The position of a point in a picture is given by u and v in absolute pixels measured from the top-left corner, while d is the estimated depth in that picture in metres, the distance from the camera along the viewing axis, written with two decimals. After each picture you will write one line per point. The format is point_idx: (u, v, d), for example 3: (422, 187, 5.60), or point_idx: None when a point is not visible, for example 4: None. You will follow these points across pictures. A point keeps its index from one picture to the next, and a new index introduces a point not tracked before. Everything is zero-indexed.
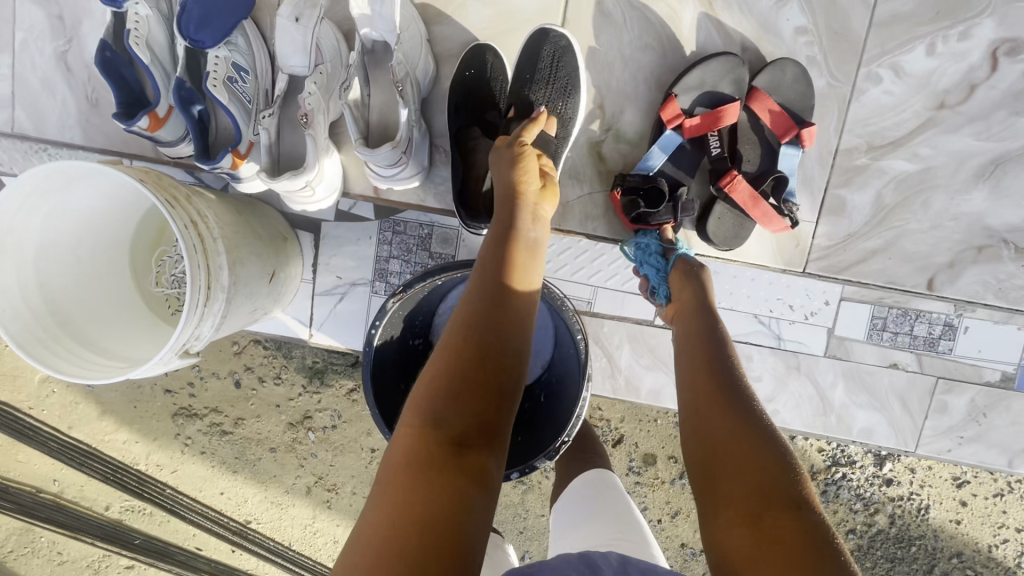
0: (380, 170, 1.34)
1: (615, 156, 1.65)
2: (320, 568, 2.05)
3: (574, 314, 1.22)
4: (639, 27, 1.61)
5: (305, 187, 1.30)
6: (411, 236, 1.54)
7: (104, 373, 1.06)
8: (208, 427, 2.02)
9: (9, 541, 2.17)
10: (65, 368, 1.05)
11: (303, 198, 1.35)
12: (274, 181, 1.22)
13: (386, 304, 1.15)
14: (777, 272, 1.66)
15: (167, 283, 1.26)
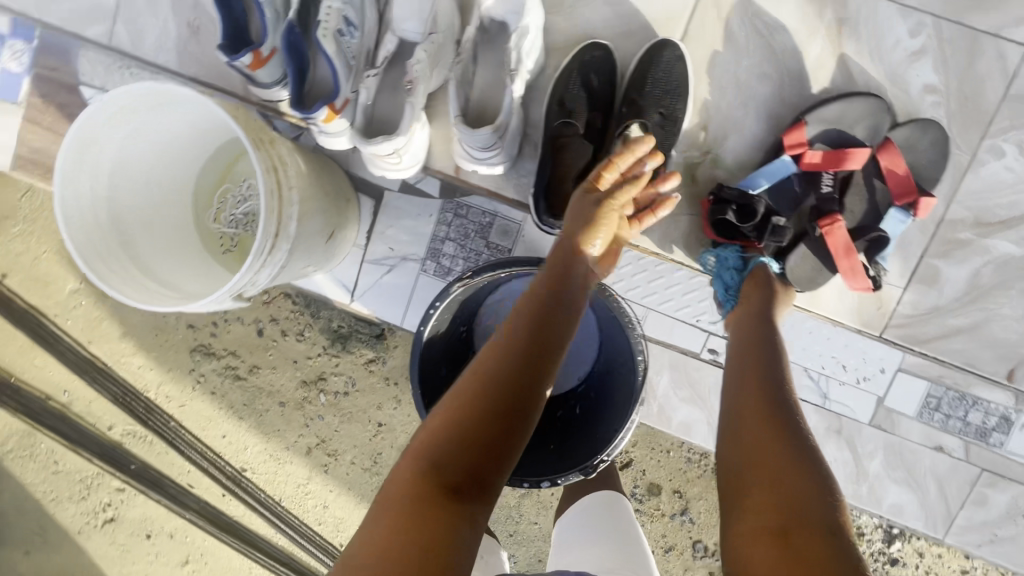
0: (473, 152, 1.33)
1: (708, 179, 1.61)
2: (305, 530, 2.04)
3: (640, 335, 1.18)
4: (762, 53, 1.58)
5: (395, 153, 1.29)
6: (473, 221, 1.52)
7: (156, 297, 1.04)
8: (223, 369, 2.03)
9: (10, 440, 2.20)
10: (116, 283, 1.03)
11: (388, 163, 1.34)
12: (370, 141, 1.22)
13: (452, 287, 1.13)
14: (837, 329, 1.62)
15: (225, 222, 1.26)
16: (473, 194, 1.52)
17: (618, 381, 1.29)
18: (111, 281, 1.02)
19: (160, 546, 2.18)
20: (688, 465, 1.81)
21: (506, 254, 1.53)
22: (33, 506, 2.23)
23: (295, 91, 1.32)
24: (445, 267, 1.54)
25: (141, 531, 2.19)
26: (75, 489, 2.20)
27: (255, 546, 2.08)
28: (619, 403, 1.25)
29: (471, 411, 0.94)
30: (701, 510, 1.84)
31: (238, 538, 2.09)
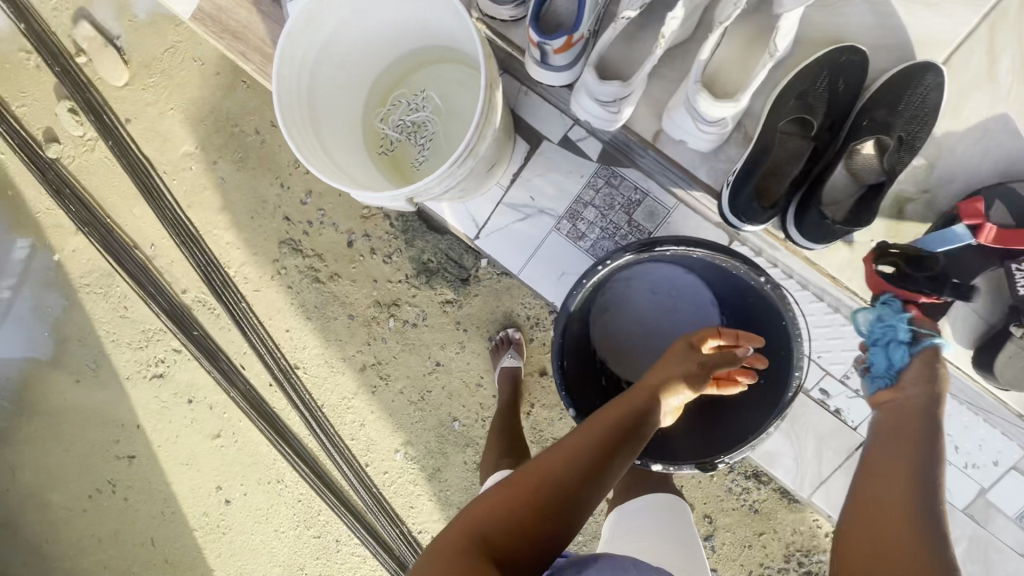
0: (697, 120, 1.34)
1: (918, 220, 1.53)
2: (338, 441, 2.10)
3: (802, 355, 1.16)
4: (1022, 105, 1.48)
5: (615, 103, 1.33)
6: (621, 194, 1.58)
7: (330, 169, 1.12)
8: (304, 268, 2.08)
9: (91, 275, 2.30)
10: (303, 146, 1.10)
11: (606, 110, 1.35)
12: (602, 82, 1.28)
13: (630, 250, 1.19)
14: (959, 406, 1.57)
15: (391, 124, 1.33)
16: (632, 167, 1.59)
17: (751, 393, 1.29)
18: (300, 140, 1.10)
19: (198, 414, 2.28)
20: (727, 493, 1.79)
21: (643, 235, 1.59)
22: (95, 342, 2.34)
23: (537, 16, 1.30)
24: (580, 231, 1.60)
25: (185, 395, 2.28)
26: (137, 338, 2.30)
27: (287, 441, 2.15)
28: (751, 417, 1.25)
29: (502, 519, 0.88)
30: (728, 541, 1.82)
31: (272, 427, 2.16)
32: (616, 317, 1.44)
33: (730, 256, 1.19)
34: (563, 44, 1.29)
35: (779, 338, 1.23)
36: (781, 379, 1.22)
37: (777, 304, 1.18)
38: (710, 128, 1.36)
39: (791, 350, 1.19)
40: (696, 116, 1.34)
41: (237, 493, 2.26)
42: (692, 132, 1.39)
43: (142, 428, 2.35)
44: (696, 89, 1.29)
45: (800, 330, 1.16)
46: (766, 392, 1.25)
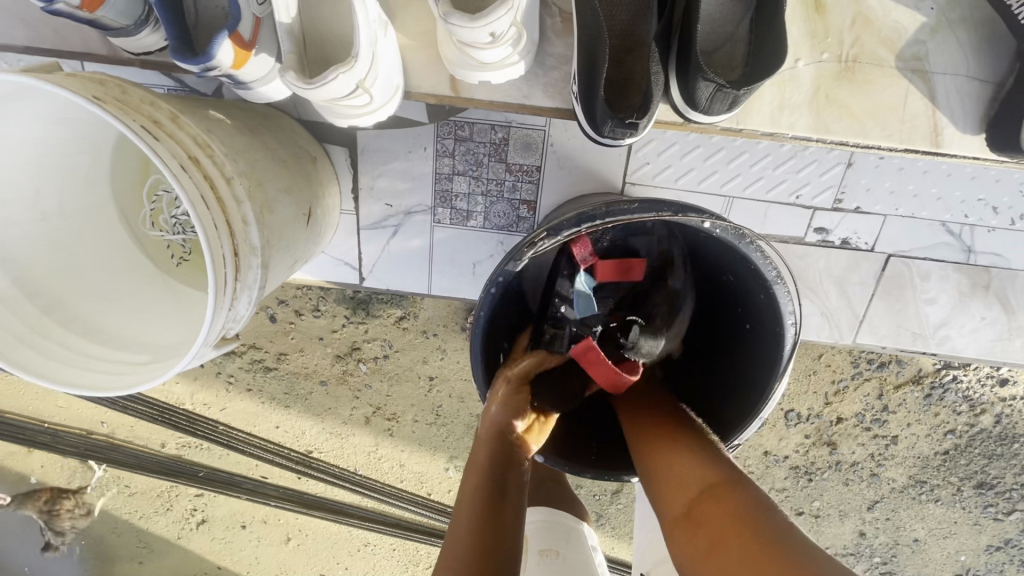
0: (482, 53, 0.73)
1: None
2: (389, 490, 1.98)
3: (790, 298, 0.70)
4: None
5: (357, 91, 0.68)
6: (481, 142, 0.95)
7: (143, 366, 0.71)
8: (249, 364, 1.85)
9: (75, 478, 2.11)
10: (73, 379, 0.68)
11: (351, 107, 0.71)
12: (312, 85, 0.62)
13: (519, 260, 0.66)
14: None
15: (167, 227, 0.87)
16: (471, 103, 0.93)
17: (737, 341, 0.86)
18: (58, 371, 0.68)
19: (259, 532, 2.14)
20: None
21: (536, 176, 0.97)
22: (125, 529, 2.16)
23: (173, 31, 0.66)
24: (463, 212, 1.00)
25: (235, 524, 2.14)
26: (157, 504, 2.13)
27: (349, 515, 2.03)
28: (740, 372, 0.84)
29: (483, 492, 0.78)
30: (794, 380, 1.69)
31: (328, 510, 2.04)
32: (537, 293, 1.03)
33: (656, 214, 0.64)
34: (233, 49, 0.65)
35: (752, 275, 0.74)
36: (766, 333, 0.76)
37: (736, 248, 0.66)
38: (516, 45, 0.74)
39: (768, 295, 0.72)
40: (476, 46, 0.71)
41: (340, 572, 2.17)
42: (506, 55, 0.75)
43: (224, 568, 2.20)
44: (442, 13, 0.66)
45: (774, 271, 0.67)
46: (756, 341, 0.81)
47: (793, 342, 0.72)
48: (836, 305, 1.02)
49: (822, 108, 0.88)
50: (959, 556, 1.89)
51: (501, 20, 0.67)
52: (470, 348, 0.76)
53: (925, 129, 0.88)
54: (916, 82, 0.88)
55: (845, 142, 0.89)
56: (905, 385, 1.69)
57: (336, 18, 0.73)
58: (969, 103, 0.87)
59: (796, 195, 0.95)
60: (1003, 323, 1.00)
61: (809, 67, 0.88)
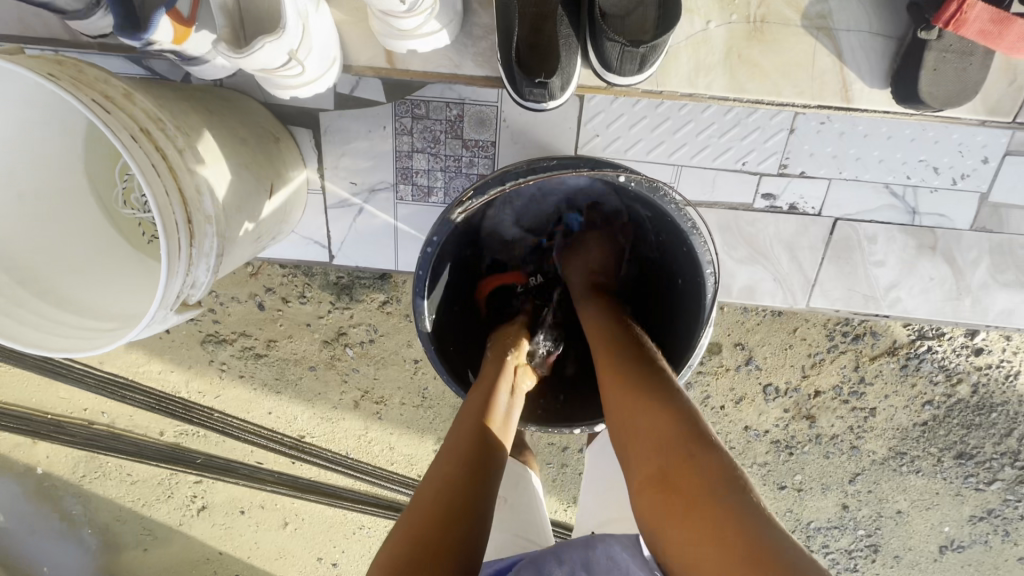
0: (400, 22, 0.77)
1: None
2: (381, 472, 2.03)
3: (710, 248, 0.72)
4: None
5: (290, 62, 0.72)
6: (436, 119, 0.99)
7: (109, 333, 0.76)
8: (241, 352, 1.90)
9: (79, 467, 2.17)
10: (48, 343, 0.73)
11: (288, 79, 0.76)
12: (241, 54, 0.66)
13: (451, 219, 0.70)
14: (1008, 133, 0.94)
15: (138, 206, 0.92)
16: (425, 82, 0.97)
17: (675, 297, 0.88)
18: (31, 337, 0.73)
19: (258, 517, 2.20)
20: (744, 316, 1.66)
21: (492, 151, 1.01)
22: (130, 517, 2.23)
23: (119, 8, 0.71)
24: (424, 187, 1.04)
25: (234, 509, 2.20)
26: (159, 491, 2.19)
27: (343, 498, 2.08)
28: (678, 326, 0.86)
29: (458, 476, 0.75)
30: (770, 354, 1.72)
31: (322, 494, 2.09)
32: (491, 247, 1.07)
33: (578, 168, 0.67)
34: (172, 26, 0.72)
35: (679, 229, 0.77)
36: (696, 289, 0.79)
37: (653, 201, 0.69)
38: (432, 14, 0.78)
39: (692, 248, 0.76)
40: (394, 14, 0.76)
41: (337, 555, 2.23)
42: (424, 23, 0.79)
43: (226, 553, 2.26)
44: None
45: (690, 222, 0.69)
46: (689, 296, 0.82)
47: (714, 290, 0.74)
48: (787, 269, 1.05)
49: (735, 69, 0.93)
50: (943, 527, 1.91)
51: None
52: (416, 311, 0.79)
53: (835, 85, 0.93)
54: (822, 39, 0.92)
55: (761, 101, 0.93)
56: (880, 356, 1.71)
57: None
58: (873, 59, 0.92)
59: (743, 161, 0.98)
60: (949, 281, 1.02)
61: (720, 29, 0.92)
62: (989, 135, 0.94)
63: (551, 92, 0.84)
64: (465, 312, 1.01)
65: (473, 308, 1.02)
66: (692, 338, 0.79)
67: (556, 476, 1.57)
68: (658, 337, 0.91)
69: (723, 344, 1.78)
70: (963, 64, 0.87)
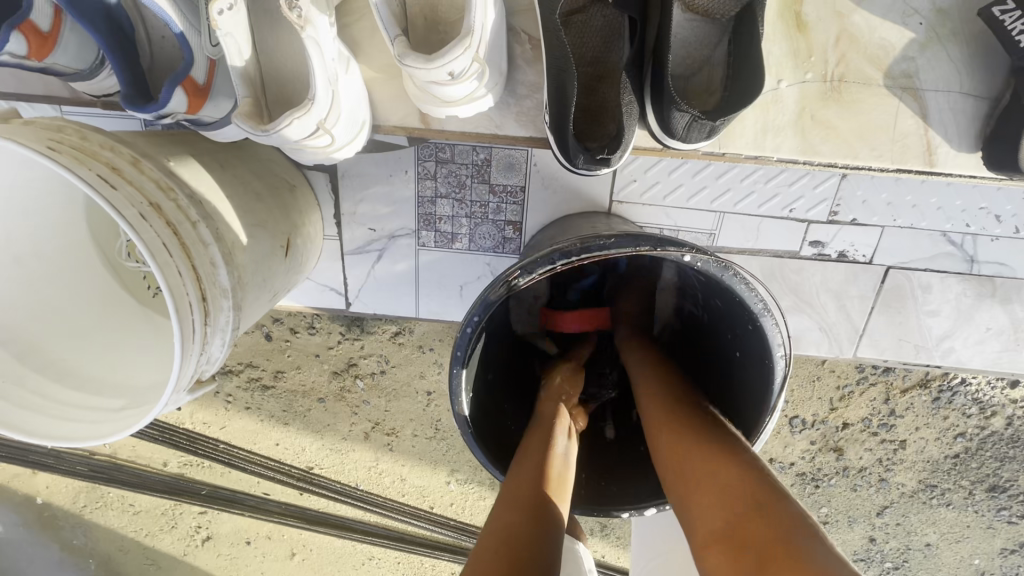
0: (445, 91, 0.70)
1: None
2: (392, 504, 1.96)
3: (779, 327, 0.66)
4: None
5: (319, 132, 0.66)
6: (462, 164, 0.93)
7: (116, 411, 0.71)
8: (247, 383, 1.84)
9: (80, 498, 2.10)
10: (50, 429, 0.67)
11: (313, 148, 0.70)
12: (266, 131, 0.61)
13: (492, 299, 0.63)
14: None
15: (144, 259, 0.86)
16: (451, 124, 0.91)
17: (727, 369, 0.80)
18: (30, 421, 0.67)
19: (264, 547, 2.14)
20: None
21: (521, 197, 0.95)
22: (132, 547, 2.17)
23: (124, 79, 0.67)
24: (448, 234, 0.98)
25: (240, 540, 2.13)
26: (162, 522, 2.12)
27: (352, 530, 2.01)
28: (732, 400, 0.79)
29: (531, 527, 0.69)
30: (797, 386, 1.65)
31: (331, 525, 2.02)
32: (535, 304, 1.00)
33: (637, 247, 0.60)
34: (186, 96, 0.65)
35: (739, 303, 0.70)
36: (755, 367, 0.72)
37: (719, 280, 0.62)
38: (482, 80, 0.71)
39: (756, 326, 0.69)
40: (440, 85, 0.68)
41: None
42: (473, 90, 0.73)
43: None
44: (397, 54, 0.65)
45: (761, 302, 0.63)
46: (747, 373, 0.75)
47: (784, 375, 0.67)
48: (834, 318, 0.99)
49: (808, 130, 0.85)
50: (972, 560, 1.85)
51: (460, 58, 0.64)
52: (451, 393, 0.72)
53: (918, 148, 0.85)
54: (908, 101, 0.85)
55: (834, 164, 0.86)
56: (911, 389, 1.65)
57: (295, 53, 0.71)
58: (963, 121, 0.84)
59: (790, 208, 0.92)
60: (1008, 332, 0.96)
61: (793, 88, 0.85)
62: None
63: (610, 159, 0.75)
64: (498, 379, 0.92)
65: (506, 374, 0.94)
66: (751, 420, 0.73)
67: None
68: (705, 406, 0.84)
69: None
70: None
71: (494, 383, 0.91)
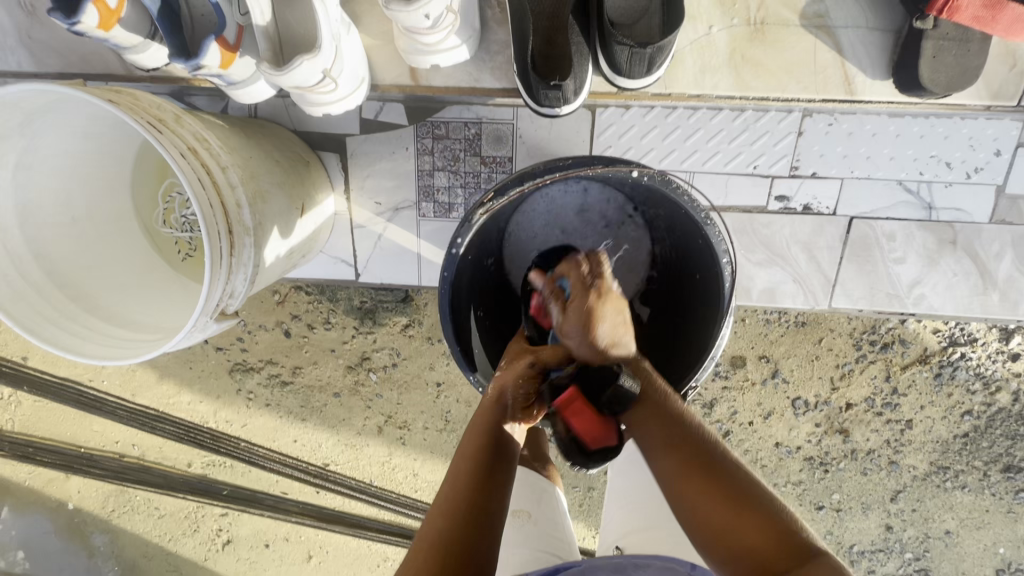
0: (421, 38, 0.86)
1: None
2: (408, 500, 1.88)
3: (721, 231, 0.80)
4: None
5: (325, 79, 0.81)
6: (456, 139, 1.05)
7: (153, 342, 0.81)
8: (267, 380, 1.81)
9: (108, 502, 1.96)
10: (98, 352, 0.78)
11: (322, 97, 0.86)
12: (282, 71, 0.75)
13: (473, 217, 0.77)
14: (1011, 123, 1.01)
15: (178, 225, 0.97)
16: (444, 104, 1.04)
17: (691, 293, 0.94)
18: (88, 347, 0.78)
19: (282, 550, 1.98)
20: (767, 329, 1.56)
21: (509, 166, 1.06)
22: (157, 552, 2.00)
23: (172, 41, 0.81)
24: (445, 205, 1.09)
25: (259, 543, 1.97)
26: (184, 525, 1.97)
27: (366, 528, 1.90)
28: (695, 318, 0.93)
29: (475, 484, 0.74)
30: (797, 365, 1.60)
31: (347, 526, 1.91)
32: (518, 241, 1.05)
33: (593, 165, 0.75)
34: (221, 52, 0.79)
35: (692, 222, 0.84)
36: (712, 279, 0.86)
37: (666, 193, 0.79)
38: (452, 31, 0.87)
39: (706, 237, 0.83)
40: (419, 31, 0.83)
41: None
42: (444, 39, 0.88)
43: None
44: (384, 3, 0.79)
45: (704, 211, 0.79)
46: (707, 288, 0.89)
47: (733, 279, 0.83)
48: (807, 270, 1.09)
49: (740, 68, 1.01)
50: (997, 548, 1.71)
51: (435, 3, 0.79)
52: (442, 310, 0.84)
53: (838, 79, 1.01)
54: (822, 36, 1.00)
55: (771, 98, 1.01)
56: (912, 365, 1.58)
57: (303, 21, 0.84)
58: (873, 52, 1.00)
59: (755, 165, 1.05)
60: (970, 278, 1.07)
61: (724, 32, 1.01)
62: (995, 134, 1.01)
63: (567, 89, 0.90)
64: (487, 316, 1.04)
65: (496, 312, 1.05)
66: (715, 320, 0.85)
67: (584, 501, 1.53)
68: (677, 332, 0.96)
69: (746, 357, 1.62)
70: (962, 48, 0.94)
71: (483, 319, 1.02)
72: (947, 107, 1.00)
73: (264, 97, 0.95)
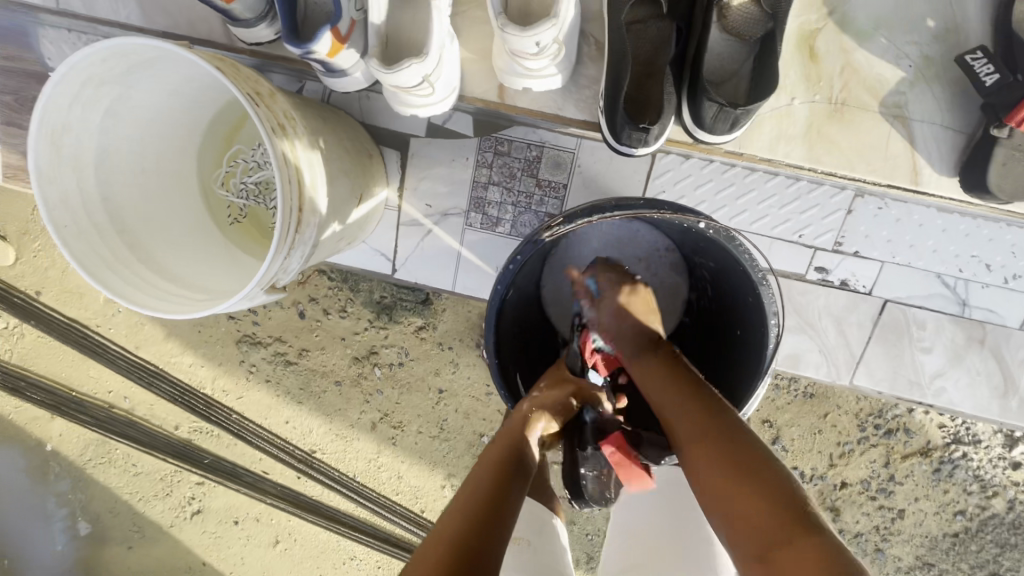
0: (524, 63, 0.91)
1: None
2: (387, 502, 1.85)
3: (773, 293, 0.82)
4: None
5: (424, 83, 0.85)
6: (517, 158, 1.08)
7: (200, 301, 0.82)
8: (273, 356, 1.80)
9: (87, 450, 1.93)
10: (146, 301, 0.79)
11: (417, 100, 0.89)
12: (390, 70, 0.79)
13: (538, 239, 0.79)
14: None
15: (235, 191, 0.99)
16: (515, 123, 1.07)
17: (728, 346, 0.95)
18: (135, 294, 0.79)
19: (250, 530, 1.92)
20: (775, 393, 1.56)
21: (563, 193, 1.09)
22: (124, 510, 1.96)
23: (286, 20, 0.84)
24: (493, 218, 1.11)
25: (229, 519, 1.93)
26: (159, 487, 1.94)
27: (340, 522, 1.87)
28: (728, 372, 0.94)
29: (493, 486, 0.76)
30: (800, 436, 1.58)
31: (321, 516, 1.87)
32: (562, 266, 1.08)
33: (662, 209, 0.78)
34: (331, 41, 0.83)
35: (743, 279, 0.87)
36: (752, 338, 0.88)
37: (727, 249, 0.82)
38: (553, 60, 0.91)
39: (757, 296, 0.85)
40: (523, 55, 0.88)
41: None
42: (546, 66, 0.92)
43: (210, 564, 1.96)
44: (500, 24, 0.84)
45: (760, 271, 0.81)
46: (746, 346, 0.91)
47: (776, 342, 0.84)
48: (833, 343, 1.11)
49: (814, 141, 1.05)
50: None
51: (547, 32, 0.84)
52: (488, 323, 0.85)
53: (906, 167, 1.04)
54: (897, 126, 1.04)
55: (834, 173, 1.05)
56: (912, 456, 1.58)
57: (417, 28, 0.90)
58: (945, 148, 1.04)
59: (801, 234, 1.08)
60: (992, 378, 1.09)
61: (804, 105, 1.05)
62: None
63: (646, 132, 0.93)
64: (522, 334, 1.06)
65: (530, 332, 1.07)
66: (749, 380, 0.86)
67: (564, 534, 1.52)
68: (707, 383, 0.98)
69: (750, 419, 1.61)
70: None
71: (519, 337, 1.03)
72: (997, 212, 1.04)
73: (353, 88, 0.98)
